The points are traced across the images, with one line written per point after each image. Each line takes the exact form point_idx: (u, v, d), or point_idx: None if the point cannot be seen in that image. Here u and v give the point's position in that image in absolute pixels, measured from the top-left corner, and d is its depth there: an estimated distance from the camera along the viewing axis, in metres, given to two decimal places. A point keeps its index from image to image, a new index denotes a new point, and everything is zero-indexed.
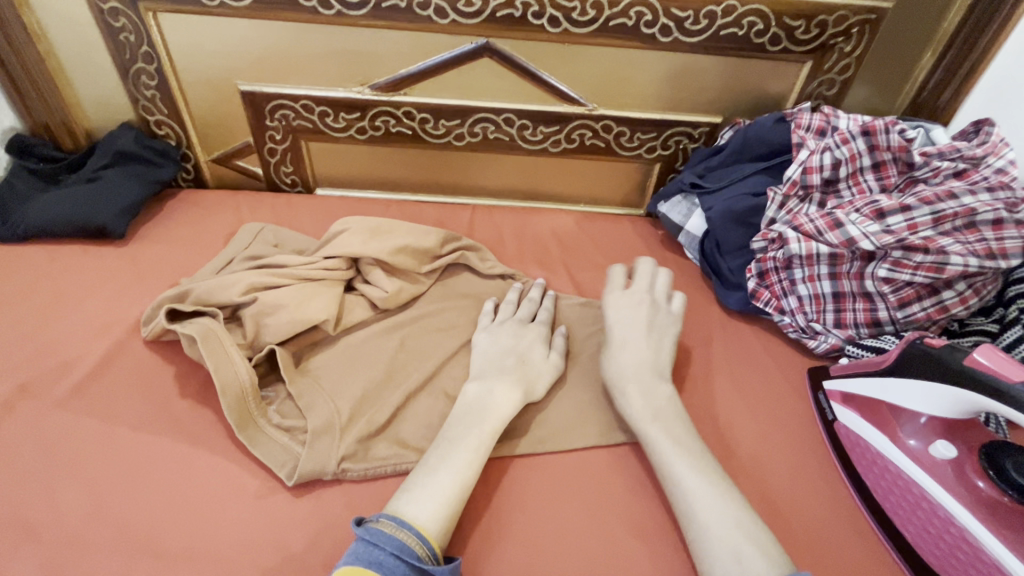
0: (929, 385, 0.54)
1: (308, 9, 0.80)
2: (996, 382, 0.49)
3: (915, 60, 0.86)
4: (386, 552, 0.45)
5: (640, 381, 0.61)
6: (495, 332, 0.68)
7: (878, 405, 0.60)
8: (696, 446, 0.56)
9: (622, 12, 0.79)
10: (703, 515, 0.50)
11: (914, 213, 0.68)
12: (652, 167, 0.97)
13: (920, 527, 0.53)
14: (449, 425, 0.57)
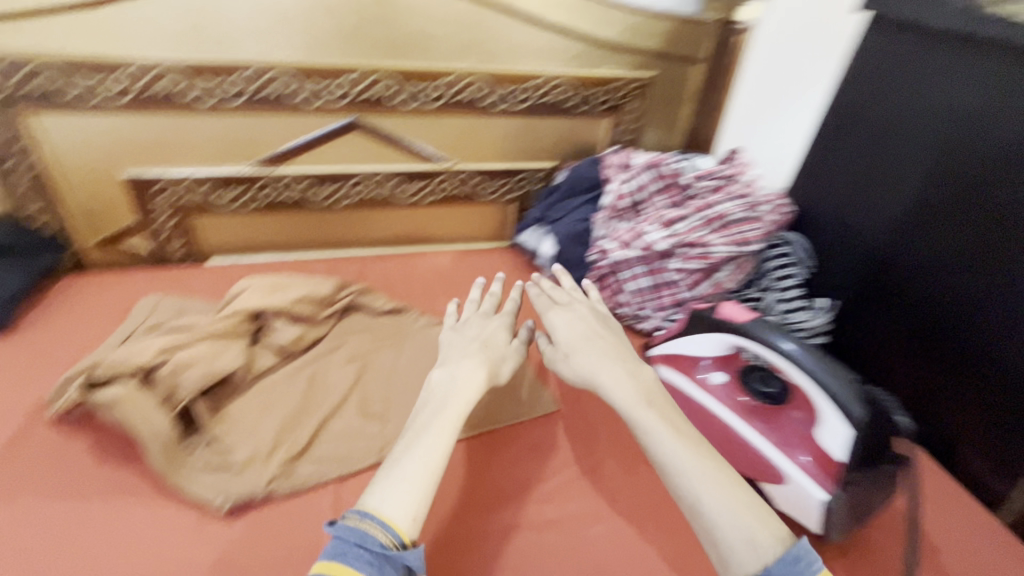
0: (704, 336, 0.74)
1: (188, 102, 0.91)
2: (732, 326, 0.70)
3: (681, 110, 1.16)
4: (351, 544, 0.49)
5: (580, 348, 0.72)
6: (462, 326, 0.77)
7: (679, 356, 0.80)
8: (653, 392, 0.64)
9: (461, 89, 1.00)
10: (662, 448, 0.58)
11: (689, 220, 0.96)
12: (509, 207, 1.18)
13: (712, 437, 0.75)
14: (415, 416, 0.62)
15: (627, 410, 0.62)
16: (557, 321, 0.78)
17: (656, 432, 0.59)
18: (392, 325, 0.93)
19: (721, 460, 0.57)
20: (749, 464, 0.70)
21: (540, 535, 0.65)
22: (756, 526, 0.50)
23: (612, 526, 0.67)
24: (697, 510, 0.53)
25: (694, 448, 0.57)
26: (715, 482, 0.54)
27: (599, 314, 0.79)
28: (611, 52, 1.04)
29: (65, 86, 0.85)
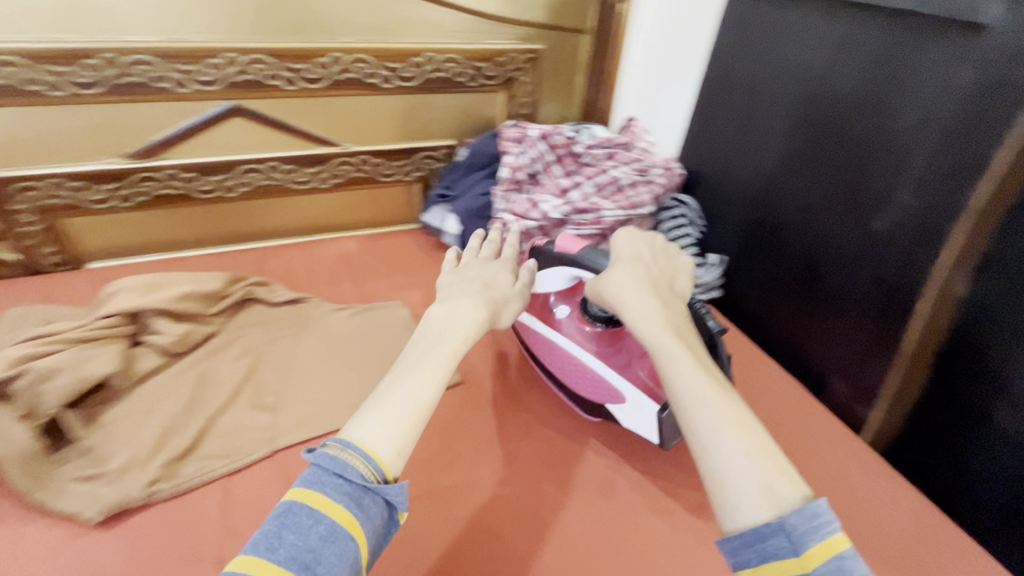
0: (550, 272, 0.79)
1: (37, 93, 0.83)
2: (568, 256, 0.76)
3: (576, 81, 1.17)
4: (330, 474, 0.46)
5: (626, 279, 0.64)
6: (461, 272, 0.71)
7: (535, 299, 0.83)
8: (682, 325, 0.61)
9: (345, 68, 0.97)
10: (685, 385, 0.54)
11: (584, 187, 0.99)
12: (413, 187, 1.17)
13: (564, 372, 0.78)
14: (413, 347, 0.58)
15: (649, 339, 0.59)
16: (624, 243, 0.71)
17: (679, 358, 0.56)
18: (289, 316, 0.90)
19: (742, 404, 0.54)
20: (596, 391, 0.75)
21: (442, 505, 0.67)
22: (773, 477, 0.47)
23: (506, 487, 0.70)
24: (711, 450, 0.50)
25: (714, 384, 0.54)
26: (734, 423, 0.51)
27: (657, 242, 0.72)
28: (496, 24, 1.03)
29: None
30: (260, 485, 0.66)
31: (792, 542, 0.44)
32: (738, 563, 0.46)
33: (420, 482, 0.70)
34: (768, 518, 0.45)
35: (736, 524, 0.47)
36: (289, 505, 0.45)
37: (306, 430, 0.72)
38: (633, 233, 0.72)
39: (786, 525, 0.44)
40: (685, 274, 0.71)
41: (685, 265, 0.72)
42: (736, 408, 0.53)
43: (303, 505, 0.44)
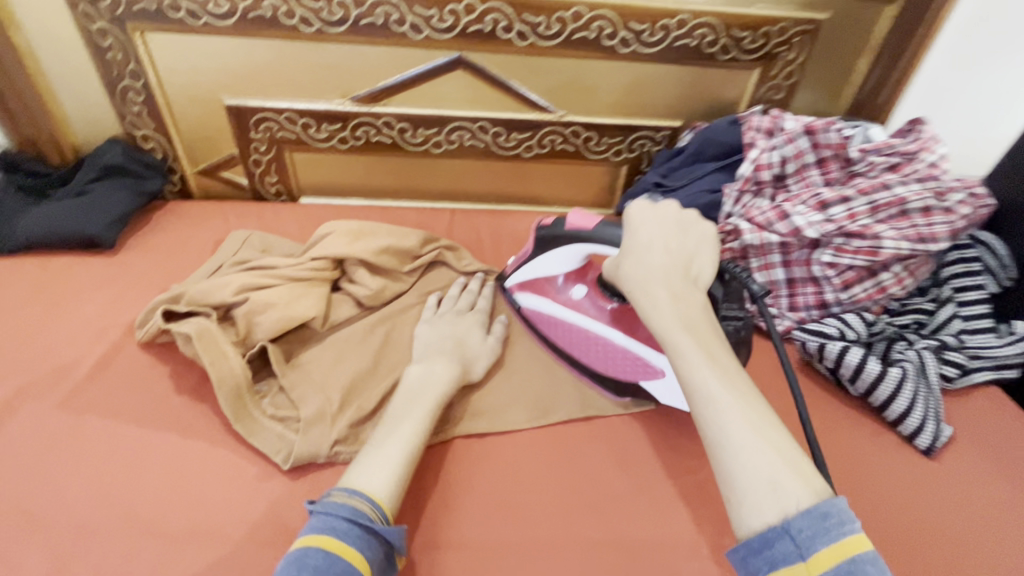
0: (554, 253, 0.69)
1: (289, 27, 0.84)
2: (581, 235, 0.64)
3: (853, 65, 0.93)
4: (339, 518, 0.49)
5: (642, 257, 0.56)
6: (434, 323, 0.74)
7: (534, 280, 0.76)
8: (694, 310, 0.52)
9: (584, 25, 0.85)
10: (696, 376, 0.48)
11: (854, 203, 0.75)
12: (620, 169, 1.04)
13: (584, 351, 0.72)
14: (391, 407, 0.62)
15: (659, 328, 0.51)
16: (639, 220, 0.59)
17: (691, 355, 0.49)
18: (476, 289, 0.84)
19: (754, 390, 0.48)
20: (627, 368, 0.69)
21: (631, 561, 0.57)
22: (784, 473, 0.42)
23: (704, 561, 0.58)
24: (720, 448, 0.45)
25: (735, 379, 0.48)
26: (745, 413, 0.45)
27: (671, 217, 0.59)
28: None
29: (174, 4, 0.82)
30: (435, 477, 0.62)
31: (800, 545, 0.40)
32: (749, 573, 0.42)
33: (603, 522, 0.60)
34: (773, 521, 0.41)
35: (745, 531, 0.43)
36: (304, 550, 0.47)
37: (480, 425, 0.67)
38: (648, 207, 0.60)
39: (792, 529, 0.40)
40: (704, 252, 0.58)
41: (709, 242, 0.58)
42: (752, 403, 0.46)
43: (316, 549, 0.47)
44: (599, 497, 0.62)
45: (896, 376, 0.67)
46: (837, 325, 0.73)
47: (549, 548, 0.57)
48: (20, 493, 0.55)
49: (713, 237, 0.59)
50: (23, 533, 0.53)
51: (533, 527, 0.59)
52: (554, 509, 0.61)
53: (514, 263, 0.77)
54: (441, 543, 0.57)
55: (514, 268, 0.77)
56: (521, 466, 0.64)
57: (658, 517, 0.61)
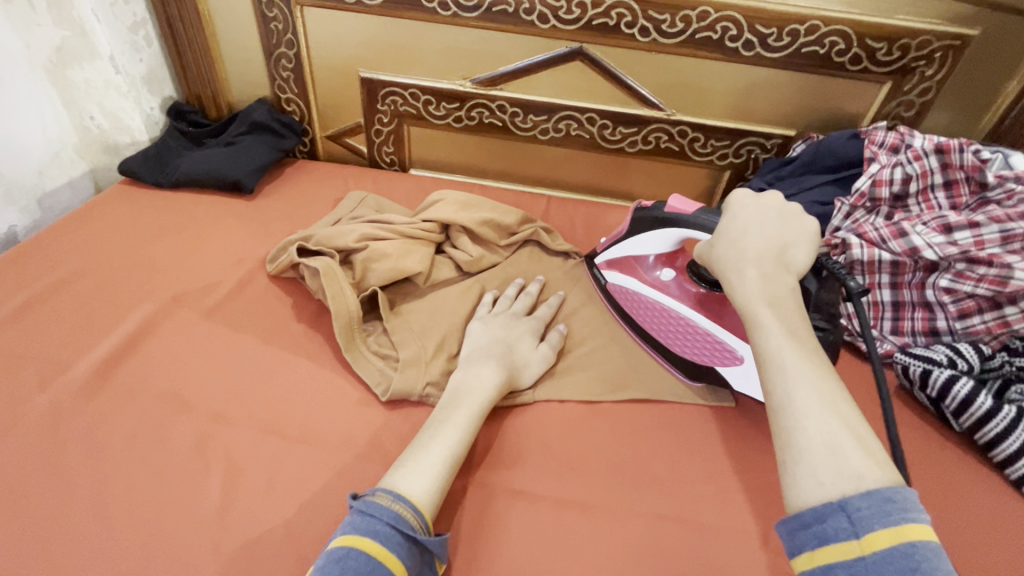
0: (649, 233, 0.71)
1: (428, 10, 0.92)
2: (679, 218, 0.66)
3: (999, 89, 0.86)
4: (382, 522, 0.48)
5: (739, 238, 0.54)
6: (487, 323, 0.73)
7: (624, 259, 0.78)
8: (784, 291, 0.50)
9: (708, 26, 0.86)
10: (768, 343, 0.46)
11: (984, 229, 0.69)
12: (722, 174, 1.03)
13: (660, 329, 0.73)
14: (438, 408, 0.62)
15: (740, 301, 0.50)
16: (737, 205, 0.57)
17: (773, 326, 0.47)
18: (565, 271, 0.87)
19: (834, 370, 0.45)
20: (704, 351, 0.69)
21: (699, 544, 0.57)
22: (853, 455, 0.39)
23: (780, 559, 0.56)
24: (781, 409, 0.43)
25: (820, 361, 0.45)
26: (817, 385, 0.43)
27: (773, 206, 0.56)
28: None
29: None
30: (518, 430, 0.66)
31: (854, 524, 0.37)
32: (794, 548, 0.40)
33: (675, 501, 0.60)
34: (829, 496, 0.39)
35: (796, 502, 0.40)
36: (348, 551, 0.46)
37: (562, 394, 0.69)
38: (750, 194, 0.57)
39: (848, 506, 0.37)
40: (802, 240, 0.54)
41: (811, 235, 0.54)
42: (836, 387, 0.43)
43: (359, 552, 0.46)
44: (673, 477, 0.62)
45: (1009, 414, 0.63)
46: (947, 353, 0.68)
47: (620, 513, 0.58)
48: (172, 379, 0.66)
49: (814, 233, 0.55)
50: (173, 411, 0.62)
51: (606, 492, 0.60)
52: (627, 480, 0.61)
53: (608, 240, 0.79)
54: (515, 489, 0.60)
55: (605, 245, 0.80)
56: (596, 434, 0.66)
57: (731, 507, 0.60)
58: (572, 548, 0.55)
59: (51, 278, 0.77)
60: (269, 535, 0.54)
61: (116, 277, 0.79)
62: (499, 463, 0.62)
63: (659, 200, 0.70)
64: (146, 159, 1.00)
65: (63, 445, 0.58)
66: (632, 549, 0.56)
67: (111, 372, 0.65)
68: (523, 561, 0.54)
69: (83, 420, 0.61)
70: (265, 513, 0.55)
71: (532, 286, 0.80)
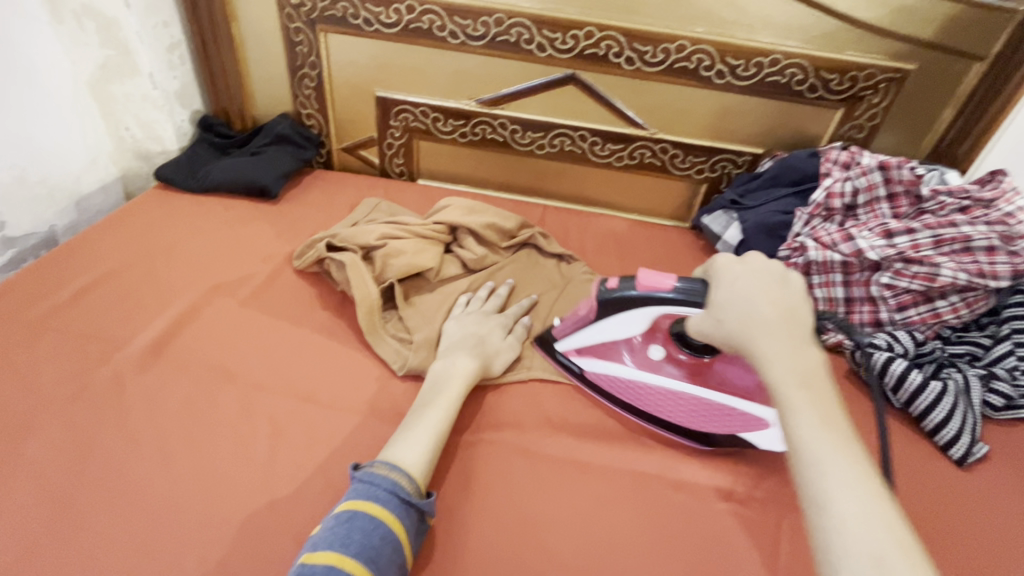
0: (627, 316, 0.69)
1: (439, 38, 1.03)
2: (656, 298, 0.65)
3: (937, 114, 0.99)
4: (381, 489, 0.54)
5: (750, 312, 0.56)
6: (461, 320, 0.80)
7: (595, 346, 0.76)
8: (813, 374, 0.52)
9: (685, 57, 0.98)
10: (808, 436, 0.48)
11: (919, 235, 0.81)
12: (700, 186, 1.15)
13: (670, 412, 0.72)
14: (420, 395, 0.68)
15: (774, 380, 0.52)
16: (734, 272, 0.60)
17: (811, 420, 0.49)
18: (556, 270, 0.97)
19: (872, 467, 0.47)
20: (722, 421, 0.70)
21: (674, 493, 0.66)
22: (892, 560, 0.41)
23: (740, 505, 0.66)
24: (823, 509, 0.45)
25: (859, 462, 0.47)
26: (856, 488, 0.45)
27: (770, 269, 0.59)
28: (866, 34, 0.92)
29: (356, 13, 1.03)
30: (518, 401, 0.75)
31: None
32: None
33: (654, 459, 0.70)
34: None
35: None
36: (353, 514, 0.52)
37: (554, 372, 0.78)
38: (738, 262, 0.61)
39: None
40: (800, 306, 0.57)
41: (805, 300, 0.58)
42: (875, 489, 0.45)
43: (362, 513, 0.52)
44: (652, 440, 0.72)
45: (935, 390, 0.74)
46: (886, 339, 0.80)
47: (606, 469, 0.68)
48: (217, 356, 0.75)
49: (805, 291, 0.58)
50: (219, 382, 0.72)
51: (594, 451, 0.70)
52: (613, 443, 0.71)
53: (566, 327, 0.76)
54: (517, 448, 0.69)
55: (564, 332, 0.77)
56: (586, 405, 0.76)
57: (701, 464, 0.70)
58: (566, 495, 0.65)
59: (102, 269, 0.86)
60: (307, 482, 0.63)
61: (160, 269, 0.88)
62: (502, 427, 0.71)
63: (626, 281, 0.69)
64: (179, 166, 1.10)
65: (126, 407, 0.68)
66: (616, 496, 0.65)
67: (163, 348, 0.75)
68: (524, 505, 0.63)
69: (142, 387, 0.70)
70: (302, 464, 0.64)
71: (500, 289, 0.88)
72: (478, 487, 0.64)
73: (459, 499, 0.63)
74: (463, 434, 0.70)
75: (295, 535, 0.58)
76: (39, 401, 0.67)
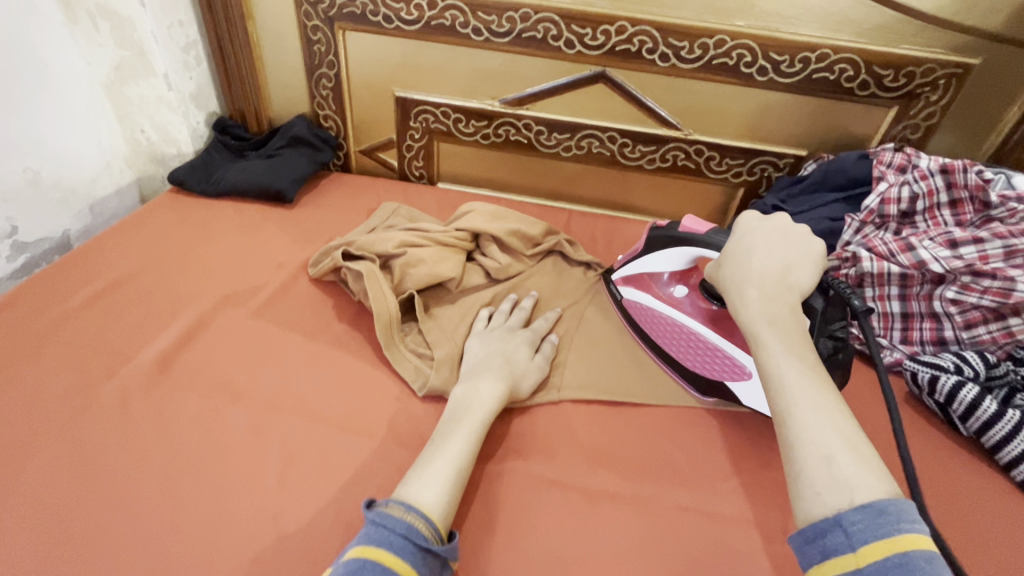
0: (664, 251, 0.74)
1: (462, 35, 0.98)
2: (691, 237, 0.70)
3: (1001, 113, 0.91)
4: (396, 535, 0.49)
5: (742, 263, 0.57)
6: (485, 337, 0.75)
7: (639, 277, 0.80)
8: (785, 310, 0.53)
9: (725, 52, 0.92)
10: (770, 359, 0.50)
11: (988, 245, 0.74)
12: (736, 191, 1.08)
13: (675, 345, 0.75)
14: (442, 422, 0.63)
15: (745, 317, 0.54)
16: (743, 228, 0.60)
17: (773, 346, 0.51)
18: (584, 280, 0.91)
19: (832, 386, 0.49)
20: (714, 365, 0.71)
21: (721, 532, 0.60)
22: (840, 465, 0.43)
23: None
24: (784, 426, 0.47)
25: (822, 385, 0.48)
26: (818, 402, 0.47)
27: (780, 226, 0.59)
28: (924, 26, 0.85)
29: (375, 9, 0.99)
30: (546, 424, 0.70)
31: (850, 538, 0.40)
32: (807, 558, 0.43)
33: (695, 492, 0.64)
34: (828, 510, 0.42)
35: (802, 516, 0.44)
36: (363, 563, 0.46)
37: (586, 394, 0.73)
38: (758, 218, 0.60)
39: (843, 520, 0.41)
40: (809, 266, 0.56)
41: (814, 256, 0.57)
42: (836, 406, 0.47)
43: (372, 563, 0.46)
44: (693, 471, 0.66)
45: (1013, 419, 0.67)
46: (953, 360, 0.72)
47: (644, 504, 0.62)
48: (226, 372, 0.71)
49: (820, 253, 0.57)
50: (228, 400, 0.67)
51: (630, 483, 0.64)
52: (650, 474, 0.65)
53: (625, 256, 0.83)
54: (546, 478, 0.63)
55: (623, 263, 0.83)
56: (620, 430, 0.70)
57: (747, 499, 0.63)
58: (600, 534, 0.59)
59: (112, 277, 0.83)
60: (320, 514, 0.58)
61: (171, 279, 0.84)
62: (530, 453, 0.66)
63: (674, 222, 0.74)
64: (192, 169, 1.06)
65: (130, 426, 0.64)
66: (656, 534, 0.59)
67: (171, 362, 0.71)
68: (554, 545, 0.57)
69: (147, 405, 0.66)
70: (315, 492, 0.60)
71: (525, 301, 0.82)
72: (504, 523, 0.59)
73: (484, 536, 0.58)
74: (488, 462, 0.65)
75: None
76: (43, 422, 0.63)
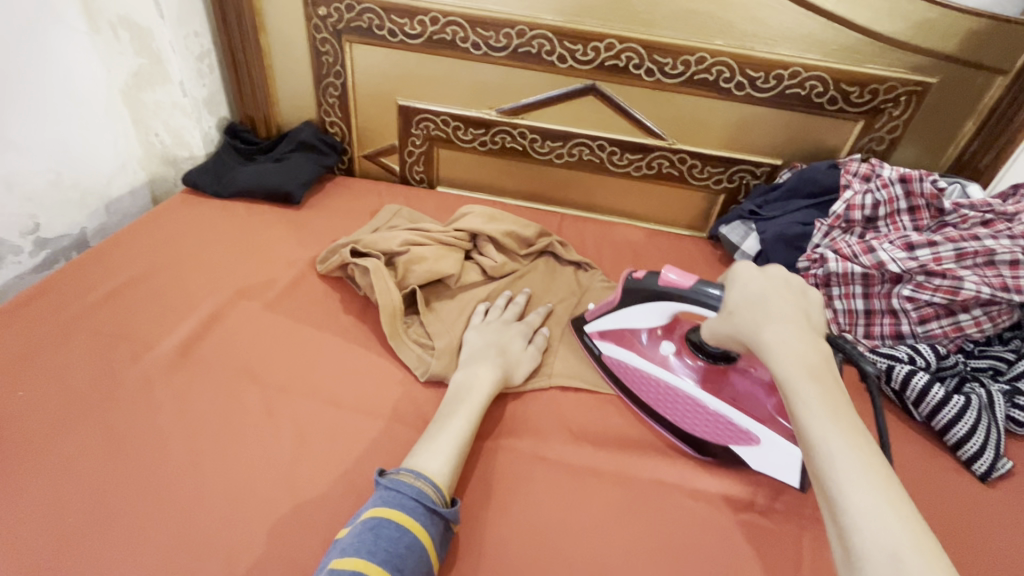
0: (647, 306, 0.72)
1: (462, 49, 1.05)
2: (679, 293, 0.67)
3: (958, 128, 0.99)
4: (407, 497, 0.55)
5: (762, 311, 0.58)
6: (482, 329, 0.81)
7: (616, 332, 0.78)
8: (820, 369, 0.53)
9: (705, 69, 0.99)
10: (817, 429, 0.49)
11: (940, 248, 0.81)
12: (718, 197, 1.15)
13: (671, 411, 0.73)
14: (444, 403, 0.69)
15: (783, 375, 0.53)
16: (743, 276, 0.62)
17: (823, 416, 0.49)
18: (574, 279, 0.98)
19: (884, 464, 0.47)
20: (719, 431, 0.70)
21: (695, 503, 0.66)
22: (907, 558, 0.41)
23: (761, 518, 0.66)
24: (839, 506, 0.45)
25: (874, 461, 0.47)
26: (871, 483, 0.45)
27: (785, 278, 0.61)
28: (887, 47, 0.93)
29: (381, 24, 1.05)
30: (537, 408, 0.76)
31: None
32: None
33: (673, 469, 0.70)
34: None
35: None
36: (379, 521, 0.53)
37: (574, 381, 0.79)
38: (755, 268, 0.62)
39: None
40: (817, 315, 0.59)
41: (818, 305, 0.60)
42: (894, 492, 0.45)
43: (387, 521, 0.52)
44: (671, 450, 0.72)
45: (958, 404, 0.74)
46: (907, 351, 0.80)
47: (626, 479, 0.68)
48: (243, 359, 0.77)
49: (819, 302, 0.61)
50: (246, 384, 0.73)
51: (613, 460, 0.70)
52: (632, 453, 0.71)
53: (597, 310, 0.80)
54: (537, 455, 0.70)
55: (596, 316, 0.80)
56: (606, 414, 0.76)
57: (719, 474, 0.70)
58: (586, 504, 0.65)
59: (133, 271, 0.89)
60: (332, 484, 0.64)
61: (189, 274, 0.90)
62: (523, 433, 0.72)
63: (652, 272, 0.71)
64: (205, 172, 1.12)
65: (156, 406, 0.70)
66: (636, 505, 0.66)
67: (191, 349, 0.77)
68: (544, 513, 0.64)
69: (172, 387, 0.72)
70: (327, 466, 0.65)
71: (519, 297, 0.89)
72: (499, 493, 0.65)
73: (481, 505, 0.64)
74: (484, 441, 0.71)
75: (321, 539, 0.59)
76: (76, 403, 0.69)
